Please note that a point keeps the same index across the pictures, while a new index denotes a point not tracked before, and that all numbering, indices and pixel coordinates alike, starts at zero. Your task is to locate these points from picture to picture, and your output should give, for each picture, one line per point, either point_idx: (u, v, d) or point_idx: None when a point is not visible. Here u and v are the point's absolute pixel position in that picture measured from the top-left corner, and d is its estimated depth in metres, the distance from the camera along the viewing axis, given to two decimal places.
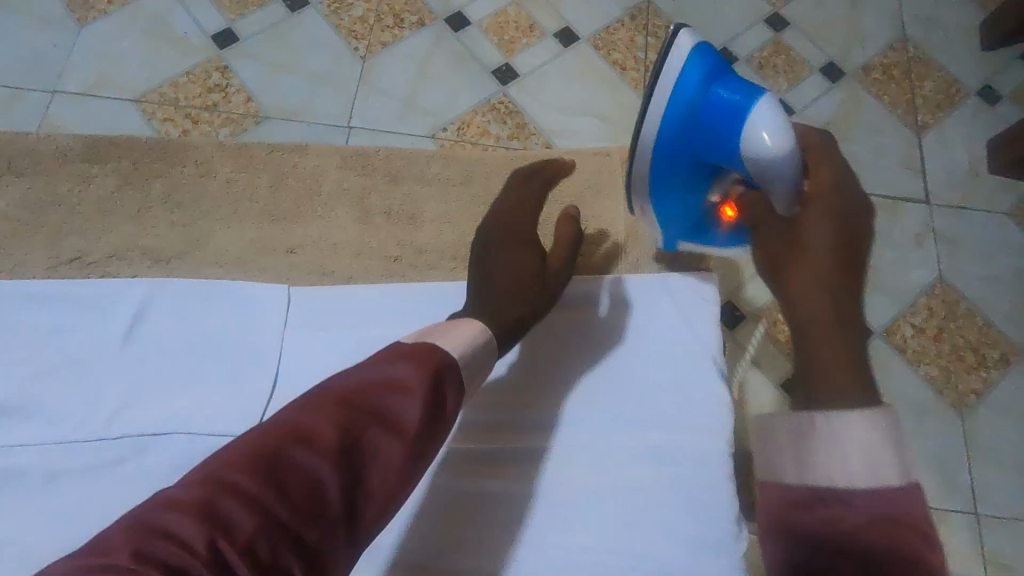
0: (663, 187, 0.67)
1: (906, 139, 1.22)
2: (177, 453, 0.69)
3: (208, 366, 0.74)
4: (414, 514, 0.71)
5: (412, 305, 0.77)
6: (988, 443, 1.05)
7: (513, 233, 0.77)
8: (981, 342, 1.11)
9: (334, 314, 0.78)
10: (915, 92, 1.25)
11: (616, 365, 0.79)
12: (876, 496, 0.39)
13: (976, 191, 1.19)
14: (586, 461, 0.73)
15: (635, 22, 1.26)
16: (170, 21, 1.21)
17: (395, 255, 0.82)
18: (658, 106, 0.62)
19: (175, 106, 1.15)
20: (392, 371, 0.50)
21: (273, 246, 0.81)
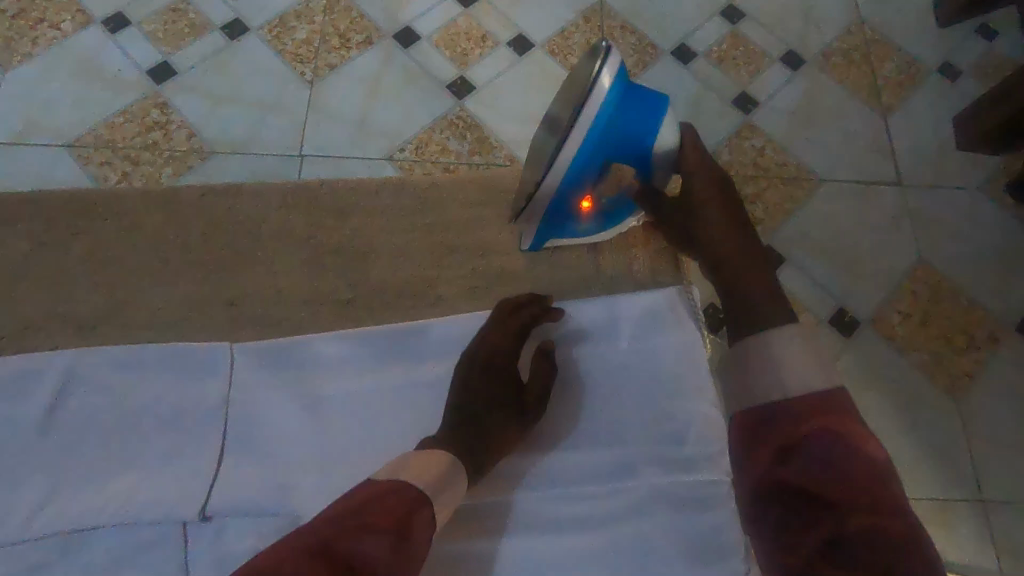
0: (576, 185, 0.66)
1: (872, 122, 1.18)
2: (113, 547, 0.62)
3: (144, 440, 0.67)
4: None
5: (368, 355, 0.72)
6: (986, 425, 1.01)
7: (486, 379, 0.68)
8: (967, 322, 1.07)
9: (279, 373, 0.71)
10: (876, 74, 1.22)
11: (598, 401, 0.74)
12: (804, 399, 0.51)
13: (946, 168, 1.15)
14: (577, 508, 0.70)
15: (589, 24, 1.21)
16: (101, 59, 1.12)
17: (349, 297, 0.74)
18: (590, 114, 0.62)
19: (113, 149, 1.06)
20: (364, 510, 0.51)
21: (210, 300, 0.73)
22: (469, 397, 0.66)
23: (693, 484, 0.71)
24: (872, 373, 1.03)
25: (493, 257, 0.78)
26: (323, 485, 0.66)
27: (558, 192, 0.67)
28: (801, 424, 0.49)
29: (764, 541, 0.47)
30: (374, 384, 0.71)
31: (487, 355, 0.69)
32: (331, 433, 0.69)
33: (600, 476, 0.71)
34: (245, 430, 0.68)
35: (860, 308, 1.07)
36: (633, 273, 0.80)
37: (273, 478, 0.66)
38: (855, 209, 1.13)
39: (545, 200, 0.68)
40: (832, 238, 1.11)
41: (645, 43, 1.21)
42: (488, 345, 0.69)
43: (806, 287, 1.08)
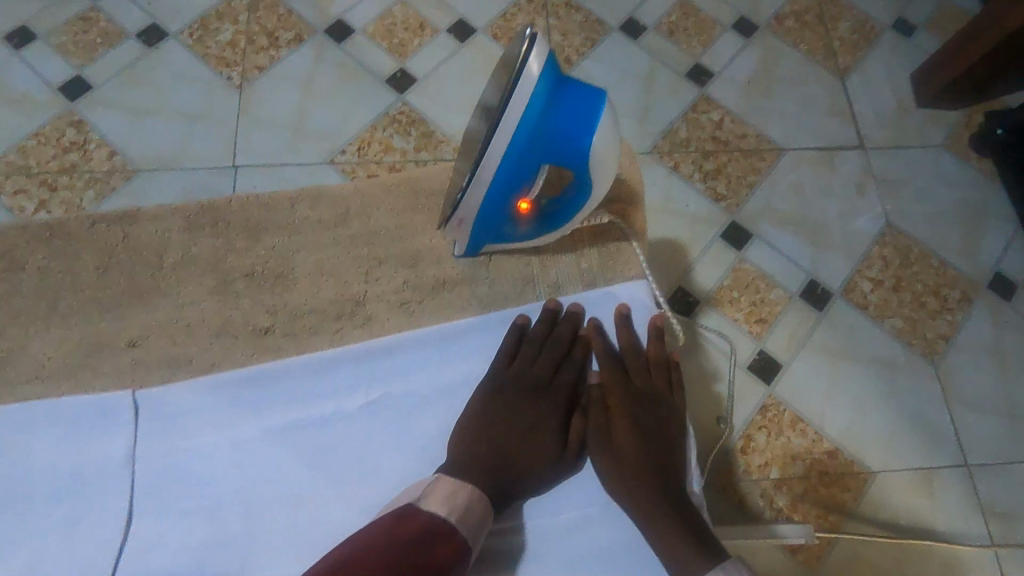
0: (502, 190, 0.58)
1: (831, 85, 1.13)
2: None
3: (43, 510, 0.59)
4: None
5: (292, 389, 0.64)
6: (965, 388, 0.97)
7: (515, 388, 0.64)
8: (940, 284, 1.03)
9: (188, 418, 0.63)
10: (831, 35, 1.16)
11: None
12: None
13: (907, 127, 1.11)
14: (559, 542, 0.61)
15: (532, 4, 1.14)
16: (7, 77, 1.01)
17: (267, 325, 0.67)
18: (518, 106, 0.52)
19: (26, 175, 0.96)
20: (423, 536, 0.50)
21: (111, 341, 0.65)
22: (489, 429, 0.62)
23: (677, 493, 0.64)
24: (849, 348, 0.99)
25: (426, 265, 0.70)
26: (247, 540, 0.59)
27: (487, 199, 0.60)
28: None
29: None
30: (297, 423, 0.63)
31: (514, 362, 0.66)
32: (255, 481, 0.61)
33: (574, 501, 0.63)
34: (152, 487, 0.61)
35: (832, 280, 1.02)
36: (581, 271, 0.71)
37: (195, 536, 0.59)
38: (820, 177, 1.07)
39: (477, 199, 0.59)
40: (798, 210, 1.06)
41: (592, 19, 1.14)
42: (512, 355, 0.66)
43: (774, 262, 1.02)
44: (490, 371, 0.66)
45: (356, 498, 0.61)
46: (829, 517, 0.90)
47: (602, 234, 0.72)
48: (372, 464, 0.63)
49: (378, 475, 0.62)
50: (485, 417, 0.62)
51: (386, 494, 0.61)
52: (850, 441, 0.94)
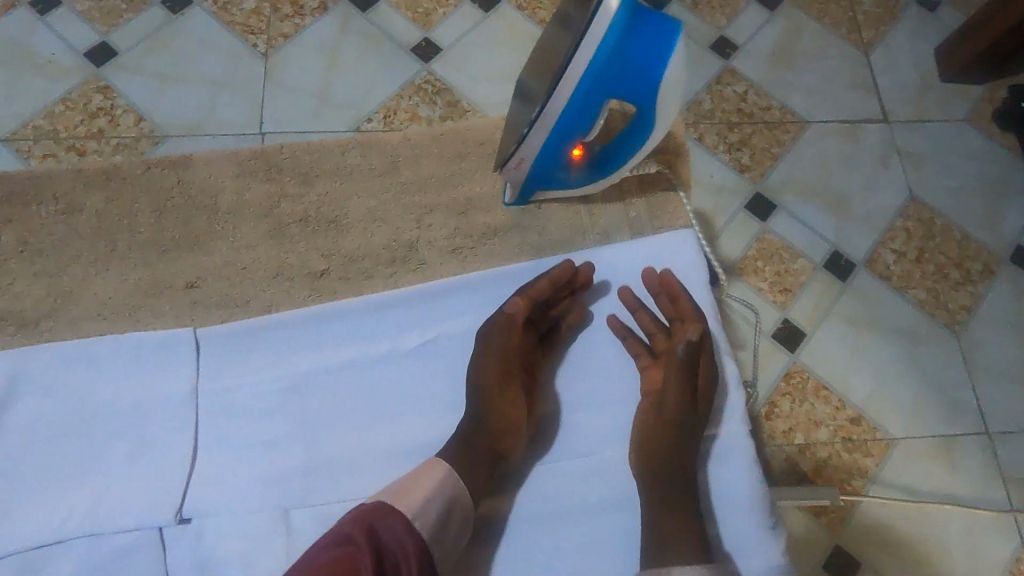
0: (569, 127, 0.59)
1: (852, 59, 1.13)
2: (79, 563, 0.57)
3: (105, 443, 0.60)
4: None
5: (352, 329, 0.65)
6: (989, 359, 0.98)
7: (505, 343, 0.63)
8: (963, 256, 1.03)
9: (248, 356, 0.64)
10: (855, 9, 1.16)
11: (597, 361, 0.67)
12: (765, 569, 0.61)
13: (929, 102, 1.11)
14: (587, 481, 0.63)
15: None
16: (31, 43, 0.98)
17: (322, 269, 0.68)
18: (594, 38, 0.53)
19: (56, 140, 0.93)
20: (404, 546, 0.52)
21: (167, 283, 0.66)
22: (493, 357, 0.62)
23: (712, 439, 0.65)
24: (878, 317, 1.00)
25: (476, 213, 0.71)
26: (308, 473, 0.60)
27: (552, 136, 0.60)
28: None
29: None
30: (356, 362, 0.64)
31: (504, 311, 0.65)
32: (314, 418, 0.62)
33: (614, 443, 0.64)
34: (214, 420, 0.62)
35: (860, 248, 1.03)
36: (629, 219, 0.72)
37: (256, 470, 0.60)
38: (844, 149, 1.08)
39: (539, 139, 0.60)
40: (822, 182, 1.06)
41: None
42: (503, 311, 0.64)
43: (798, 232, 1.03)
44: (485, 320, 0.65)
45: (414, 435, 0.62)
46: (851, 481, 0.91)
47: (650, 184, 0.73)
48: (431, 400, 0.64)
49: (436, 413, 0.63)
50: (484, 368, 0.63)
51: (446, 431, 0.63)
52: (872, 408, 0.95)
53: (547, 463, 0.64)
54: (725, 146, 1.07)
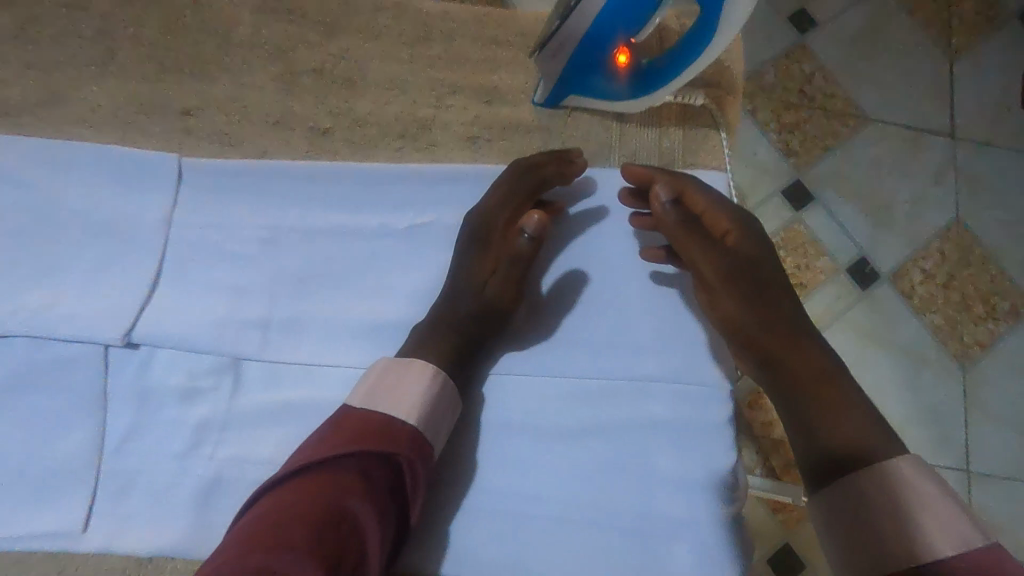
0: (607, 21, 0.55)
1: (933, 57, 0.98)
2: (18, 363, 0.55)
3: (71, 255, 0.57)
4: (311, 414, 0.56)
5: (342, 195, 0.61)
6: (989, 400, 0.88)
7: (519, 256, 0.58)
8: (993, 289, 0.92)
9: (231, 197, 0.60)
10: (953, 10, 1.00)
11: (576, 285, 0.62)
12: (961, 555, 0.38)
13: (999, 125, 0.96)
14: (537, 416, 0.59)
15: None
16: None
17: (327, 126, 0.63)
18: None
19: None
20: (408, 438, 0.47)
21: (162, 105, 0.62)
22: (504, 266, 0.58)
23: (670, 399, 0.59)
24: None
25: (501, 106, 0.65)
26: (265, 328, 0.57)
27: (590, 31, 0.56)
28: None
29: None
30: (345, 229, 0.60)
31: (499, 232, 0.59)
32: (282, 274, 0.59)
33: (584, 376, 0.59)
34: (186, 253, 0.58)
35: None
36: (661, 148, 0.67)
37: (217, 311, 0.57)
38: (900, 159, 0.95)
39: (596, 7, 0.54)
40: (865, 185, 0.94)
41: None
42: (518, 233, 0.58)
43: (831, 232, 0.93)
44: (478, 229, 0.58)
45: (383, 315, 0.58)
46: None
47: (695, 116, 0.67)
48: (408, 283, 0.60)
49: (398, 296, 0.59)
50: (481, 278, 0.57)
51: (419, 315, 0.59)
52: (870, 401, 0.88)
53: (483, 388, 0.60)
54: (777, 125, 0.96)
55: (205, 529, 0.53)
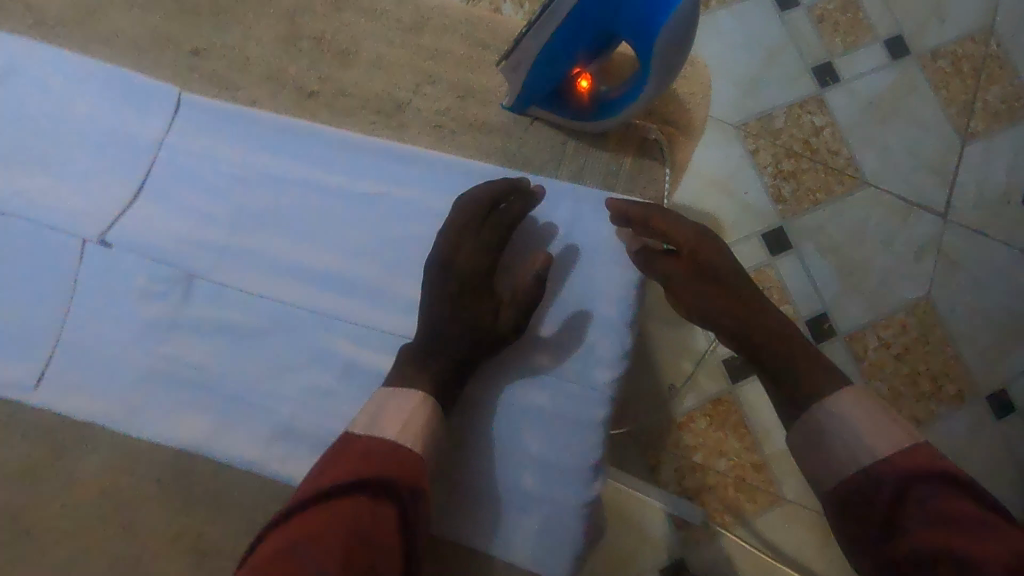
0: (548, 65, 0.62)
1: (945, 137, 0.99)
2: (8, 238, 0.65)
3: (69, 156, 0.66)
4: (243, 336, 0.65)
5: (311, 153, 0.68)
6: None
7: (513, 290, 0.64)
8: (942, 371, 0.94)
9: (215, 134, 0.68)
10: (978, 94, 1.00)
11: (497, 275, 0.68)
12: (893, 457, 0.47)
13: (994, 215, 0.97)
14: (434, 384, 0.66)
15: None
16: None
17: (313, 90, 0.71)
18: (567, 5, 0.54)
19: None
20: (417, 466, 0.53)
21: (176, 42, 0.70)
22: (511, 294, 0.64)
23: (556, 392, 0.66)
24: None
25: (472, 102, 0.72)
26: (220, 253, 0.66)
27: (535, 72, 0.63)
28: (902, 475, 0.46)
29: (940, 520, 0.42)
30: (307, 183, 0.68)
31: (483, 270, 0.64)
32: (245, 210, 0.67)
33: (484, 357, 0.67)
34: (165, 175, 0.67)
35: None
36: (609, 169, 0.72)
37: (183, 231, 0.66)
38: (889, 226, 0.97)
39: (536, 47, 0.59)
40: (846, 245, 0.97)
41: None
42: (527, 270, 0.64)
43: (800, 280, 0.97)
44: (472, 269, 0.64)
45: (323, 265, 0.67)
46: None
47: (644, 145, 0.73)
48: (350, 242, 0.67)
49: (338, 253, 0.67)
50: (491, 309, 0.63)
51: (354, 273, 0.67)
52: None
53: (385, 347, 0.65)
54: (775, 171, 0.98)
55: (133, 409, 0.62)
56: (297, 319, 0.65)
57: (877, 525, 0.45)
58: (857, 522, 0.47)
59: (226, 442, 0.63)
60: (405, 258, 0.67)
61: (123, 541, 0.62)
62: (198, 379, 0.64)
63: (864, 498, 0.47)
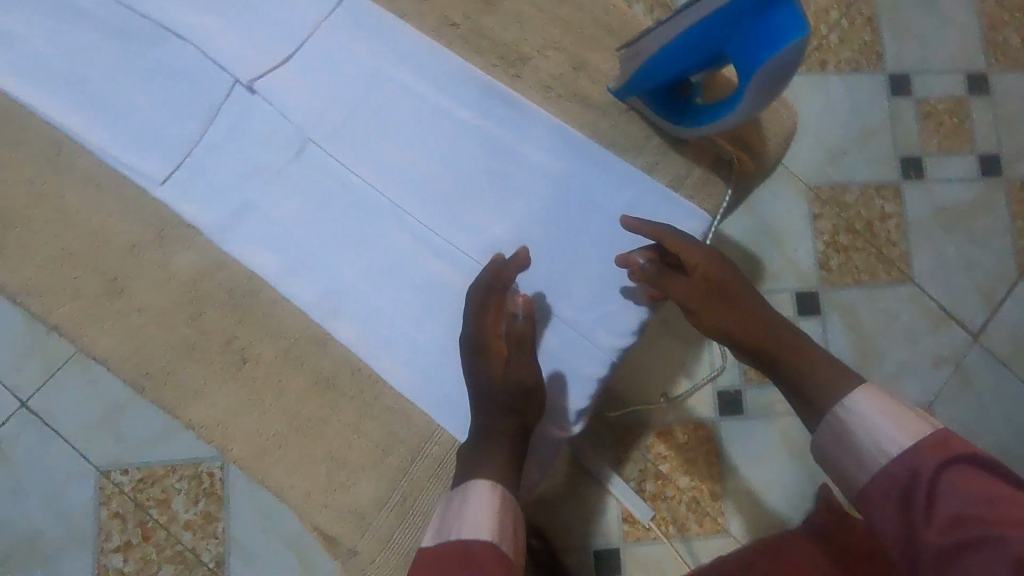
0: (660, 64, 0.70)
1: None
2: (173, 59, 0.75)
3: (244, 8, 0.77)
4: (333, 205, 0.76)
5: (436, 75, 0.79)
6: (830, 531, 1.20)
7: (507, 340, 0.72)
8: None
9: (365, 32, 0.78)
10: None
11: (551, 230, 0.78)
12: (916, 447, 0.58)
13: None
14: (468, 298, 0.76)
15: (822, 20, 1.41)
16: None
17: (456, 22, 0.80)
18: (690, 20, 0.64)
19: None
20: (493, 553, 0.61)
21: None
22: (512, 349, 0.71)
23: (568, 340, 0.77)
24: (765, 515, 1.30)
25: (583, 77, 0.80)
26: (338, 132, 0.77)
27: (647, 68, 0.72)
28: (929, 462, 0.57)
29: (963, 501, 0.55)
30: (425, 97, 0.78)
31: (486, 341, 0.71)
32: (368, 103, 0.78)
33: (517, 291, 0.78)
34: (314, 51, 0.77)
35: (788, 474, 1.31)
36: (680, 172, 0.80)
37: (315, 104, 0.77)
38: None
39: (655, 46, 0.69)
40: None
41: (838, 59, 1.41)
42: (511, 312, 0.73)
43: None
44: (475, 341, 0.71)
45: (414, 169, 0.78)
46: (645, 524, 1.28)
47: (718, 161, 0.80)
48: (442, 158, 0.78)
49: (431, 165, 0.78)
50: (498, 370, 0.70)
51: (438, 184, 0.78)
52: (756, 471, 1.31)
53: (443, 254, 0.77)
54: None
55: (229, 232, 0.74)
56: (381, 207, 0.77)
57: (920, 513, 0.56)
58: (899, 510, 0.58)
59: (291, 283, 0.74)
60: (482, 188, 0.78)
61: (184, 329, 0.73)
62: (286, 227, 0.75)
63: (903, 489, 0.58)
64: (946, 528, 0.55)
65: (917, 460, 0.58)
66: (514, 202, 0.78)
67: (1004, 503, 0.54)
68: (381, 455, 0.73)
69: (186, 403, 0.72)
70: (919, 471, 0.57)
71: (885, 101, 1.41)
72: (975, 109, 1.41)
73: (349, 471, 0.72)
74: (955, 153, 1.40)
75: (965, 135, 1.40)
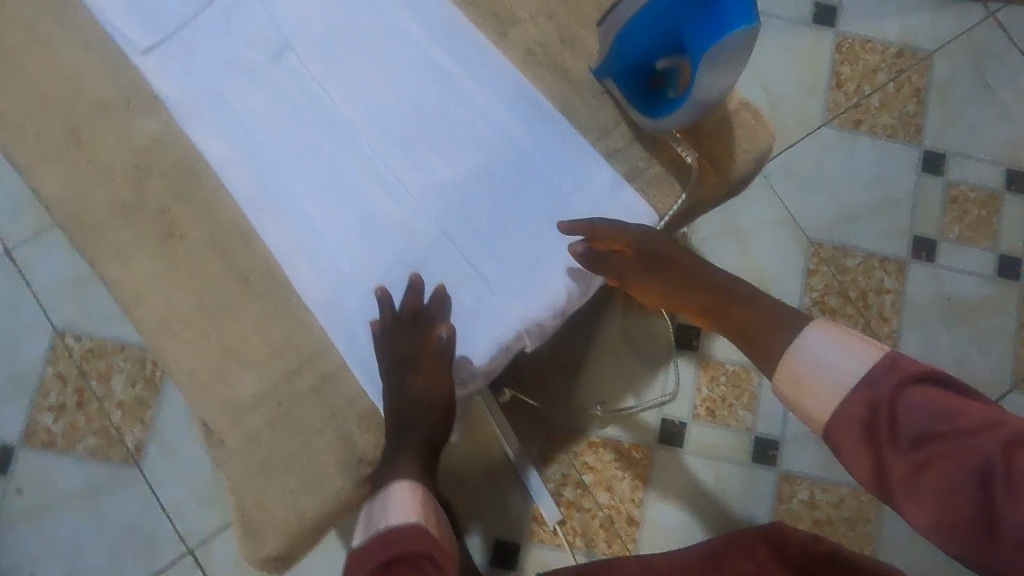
0: (631, 37, 0.71)
1: None
2: None
3: None
4: (295, 112, 0.78)
5: (425, 15, 0.80)
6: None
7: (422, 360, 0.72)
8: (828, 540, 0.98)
9: None
10: None
11: (493, 186, 0.78)
12: (870, 372, 0.56)
13: None
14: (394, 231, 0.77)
15: (866, 78, 1.38)
16: None
17: None
18: None
19: None
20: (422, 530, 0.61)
21: None
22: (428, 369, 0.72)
23: (478, 298, 0.75)
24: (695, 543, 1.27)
25: (567, 52, 0.81)
26: (318, 45, 0.79)
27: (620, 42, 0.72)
28: (888, 385, 0.55)
29: (924, 416, 0.52)
30: (408, 32, 0.80)
31: (405, 363, 0.72)
32: (355, 26, 0.80)
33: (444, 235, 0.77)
34: None
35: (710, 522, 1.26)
36: (637, 165, 0.79)
37: (305, 15, 0.80)
38: None
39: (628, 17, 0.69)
40: None
41: (873, 120, 1.36)
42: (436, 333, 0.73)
43: None
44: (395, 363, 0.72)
45: (379, 97, 0.79)
46: (552, 528, 1.25)
47: (679, 164, 0.79)
48: (409, 93, 0.79)
49: (396, 96, 0.79)
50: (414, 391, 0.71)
51: (398, 116, 0.79)
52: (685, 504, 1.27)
53: (385, 183, 0.78)
54: None
55: (191, 112, 0.77)
56: (339, 124, 0.78)
57: (885, 434, 0.54)
58: (866, 439, 0.55)
59: (234, 173, 0.76)
60: (441, 130, 0.79)
61: (124, 189, 0.76)
62: (245, 121, 0.78)
63: (865, 419, 0.55)
64: (911, 445, 0.52)
65: (876, 384, 0.55)
66: (465, 150, 0.78)
67: (970, 412, 0.51)
68: (270, 356, 0.74)
69: (107, 259, 0.75)
70: (880, 395, 0.55)
71: (912, 176, 1.36)
72: (1006, 206, 1.35)
73: (237, 364, 0.74)
74: (973, 245, 1.33)
75: (987, 229, 1.34)
